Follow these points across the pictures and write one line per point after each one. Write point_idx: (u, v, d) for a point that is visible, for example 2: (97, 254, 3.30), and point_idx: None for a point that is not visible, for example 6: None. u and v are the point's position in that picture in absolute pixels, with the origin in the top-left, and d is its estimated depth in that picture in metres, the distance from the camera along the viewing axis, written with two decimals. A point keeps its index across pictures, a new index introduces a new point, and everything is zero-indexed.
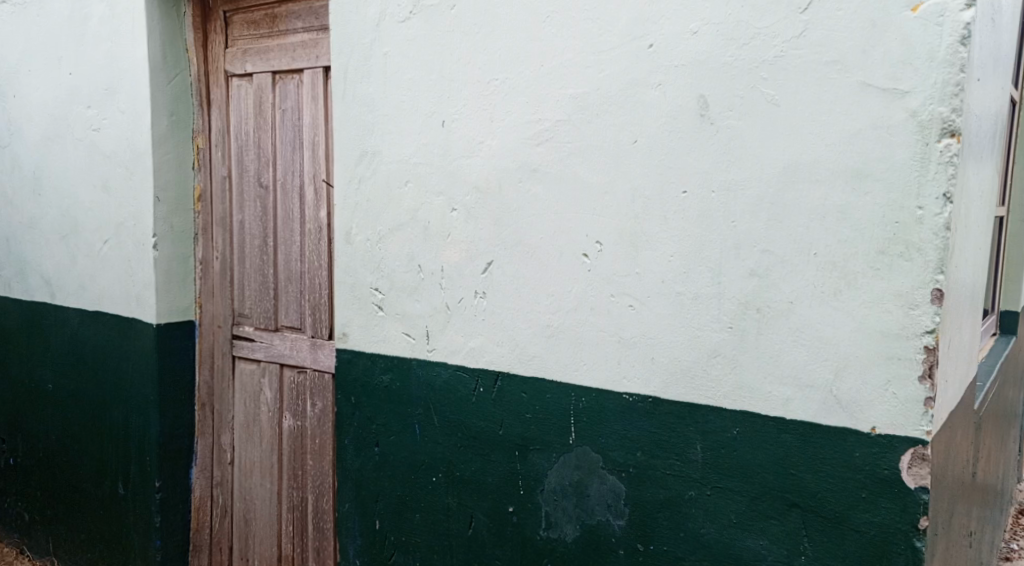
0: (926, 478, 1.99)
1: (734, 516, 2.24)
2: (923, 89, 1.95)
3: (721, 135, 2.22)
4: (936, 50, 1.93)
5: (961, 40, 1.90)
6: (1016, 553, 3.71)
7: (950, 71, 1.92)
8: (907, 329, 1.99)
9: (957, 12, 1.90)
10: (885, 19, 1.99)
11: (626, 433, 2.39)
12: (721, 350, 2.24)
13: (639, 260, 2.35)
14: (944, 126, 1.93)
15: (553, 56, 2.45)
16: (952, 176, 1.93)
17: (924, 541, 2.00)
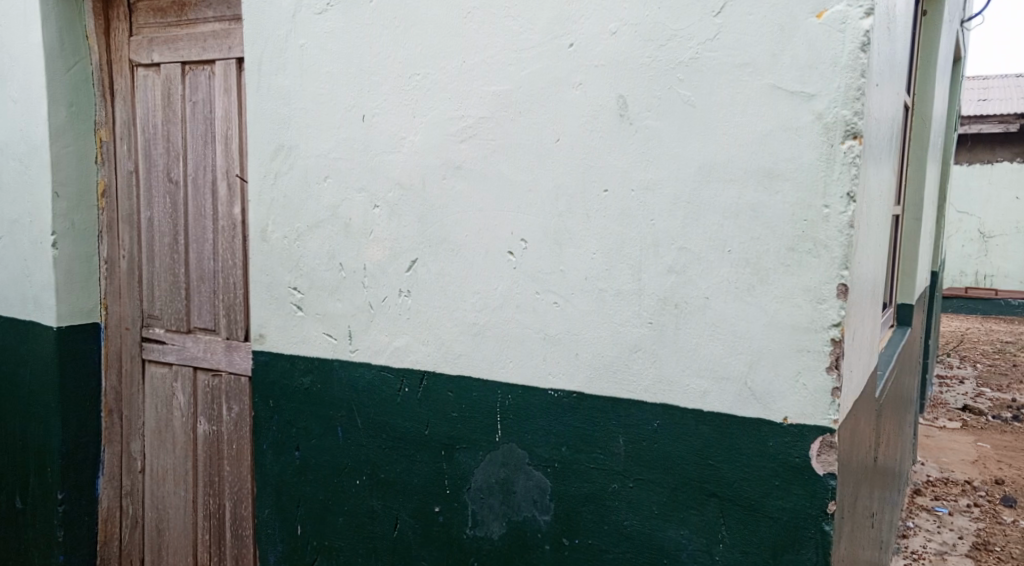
0: (834, 464, 2.10)
1: (656, 507, 2.30)
2: (828, 92, 2.05)
3: (640, 134, 2.27)
4: (839, 55, 2.04)
5: (861, 47, 2.01)
6: (912, 530, 3.94)
7: (852, 76, 2.03)
8: (815, 322, 2.09)
9: (858, 19, 2.00)
10: (793, 24, 2.08)
11: (552, 429, 2.42)
12: (641, 345, 2.30)
13: (563, 257, 2.38)
14: (847, 128, 2.03)
15: (474, 52, 2.45)
16: (855, 176, 2.04)
17: (832, 524, 2.10)
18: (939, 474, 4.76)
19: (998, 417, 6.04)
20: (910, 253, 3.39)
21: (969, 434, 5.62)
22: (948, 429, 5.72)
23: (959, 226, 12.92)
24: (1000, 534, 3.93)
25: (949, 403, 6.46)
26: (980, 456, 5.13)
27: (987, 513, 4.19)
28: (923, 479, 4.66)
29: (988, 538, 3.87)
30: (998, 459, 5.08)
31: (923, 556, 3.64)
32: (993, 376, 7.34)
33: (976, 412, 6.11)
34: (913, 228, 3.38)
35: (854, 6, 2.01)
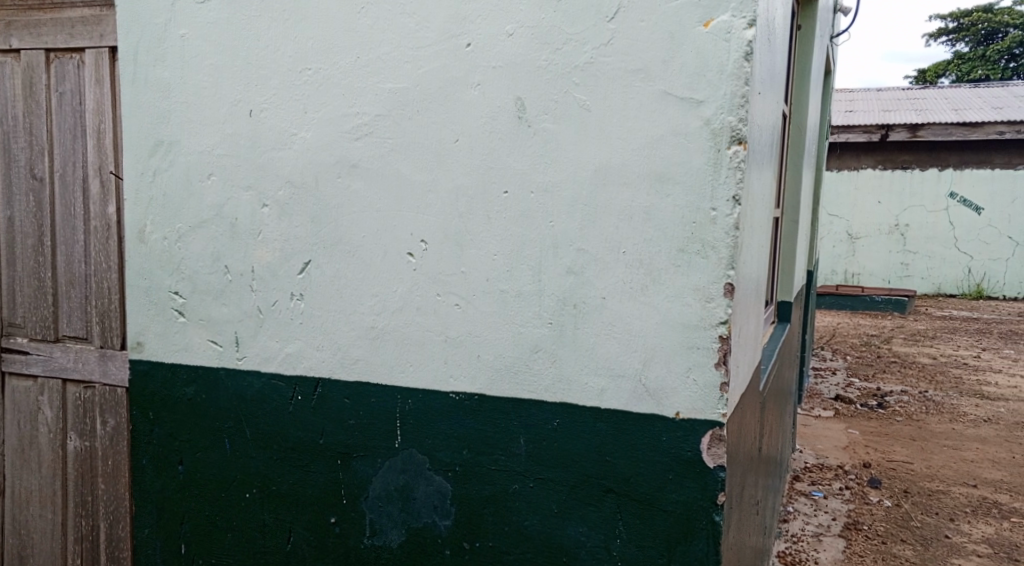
0: (723, 457, 2.17)
1: (555, 505, 2.33)
2: (715, 100, 2.12)
3: (538, 136, 2.28)
4: (724, 63, 2.10)
5: (745, 56, 2.09)
6: (791, 513, 4.21)
7: (736, 84, 2.10)
8: (704, 320, 2.16)
9: (741, 29, 2.08)
10: (681, 32, 2.14)
11: (452, 432, 2.43)
12: (541, 345, 2.32)
13: (463, 258, 2.38)
14: (733, 134, 2.10)
15: (369, 48, 2.42)
16: (740, 180, 2.11)
17: (722, 515, 2.18)
18: (815, 460, 5.09)
19: (866, 405, 6.49)
20: (788, 254, 3.57)
21: (841, 422, 6.01)
22: (823, 418, 6.12)
23: (830, 228, 13.92)
24: (868, 514, 4.24)
25: (823, 393, 6.89)
26: (850, 442, 5.50)
27: (856, 495, 4.51)
28: (801, 466, 4.97)
29: (858, 518, 4.17)
30: (866, 444, 5.46)
31: (802, 539, 3.90)
32: (861, 367, 7.89)
33: (847, 402, 6.57)
34: (791, 231, 3.56)
35: (738, 16, 2.08)
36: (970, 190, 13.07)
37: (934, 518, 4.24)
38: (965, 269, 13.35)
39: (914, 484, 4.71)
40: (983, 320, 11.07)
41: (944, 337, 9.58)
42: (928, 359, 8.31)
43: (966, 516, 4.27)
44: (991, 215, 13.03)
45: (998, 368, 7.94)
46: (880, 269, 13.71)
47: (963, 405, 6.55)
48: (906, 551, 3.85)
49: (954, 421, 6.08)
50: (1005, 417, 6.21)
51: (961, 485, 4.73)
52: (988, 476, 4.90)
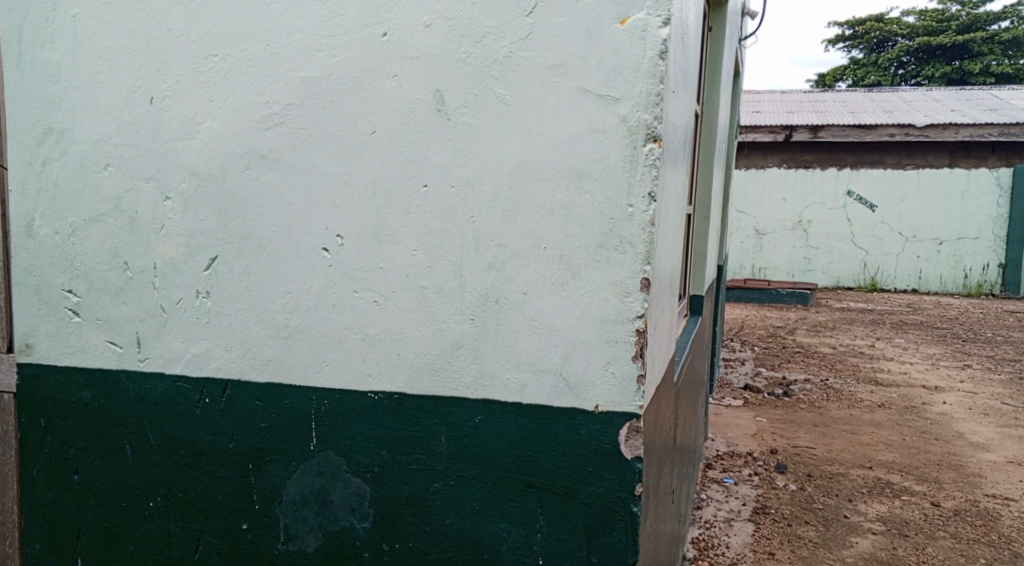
0: (640, 448, 2.17)
1: (476, 503, 2.31)
2: (630, 97, 2.09)
3: (457, 130, 2.24)
4: (640, 61, 2.09)
5: (659, 55, 2.08)
6: (705, 501, 4.37)
7: (652, 82, 2.09)
8: (621, 313, 2.15)
9: (657, 28, 2.06)
10: (599, 29, 2.11)
11: (371, 433, 2.39)
12: (463, 342, 2.29)
13: (382, 254, 2.33)
14: (648, 131, 2.09)
15: (279, 35, 2.35)
16: (655, 177, 2.10)
17: (640, 505, 2.19)
18: (726, 448, 5.27)
19: (772, 393, 6.77)
20: (700, 250, 3.66)
21: (749, 410, 6.25)
22: (733, 407, 6.34)
23: (739, 224, 14.42)
24: (776, 498, 4.46)
25: (733, 383, 7.14)
26: (758, 430, 5.72)
27: (765, 480, 4.72)
28: (713, 454, 5.15)
29: (766, 503, 4.37)
30: (774, 431, 5.69)
31: (715, 524, 4.08)
32: (767, 357, 8.21)
33: (755, 391, 6.83)
34: (702, 226, 3.65)
35: (654, 14, 2.06)
36: (866, 189, 13.82)
37: (835, 499, 4.48)
38: (861, 263, 14.07)
39: (816, 468, 4.96)
40: (872, 310, 11.69)
41: (844, 328, 10.13)
42: (829, 348, 8.73)
43: (863, 497, 4.52)
44: (884, 214, 13.80)
45: (890, 356, 8.42)
46: (785, 263, 14.34)
47: (860, 392, 6.92)
48: (809, 532, 4.07)
49: (851, 408, 6.40)
50: (896, 402, 6.61)
51: (858, 467, 5.00)
52: (881, 457, 5.20)
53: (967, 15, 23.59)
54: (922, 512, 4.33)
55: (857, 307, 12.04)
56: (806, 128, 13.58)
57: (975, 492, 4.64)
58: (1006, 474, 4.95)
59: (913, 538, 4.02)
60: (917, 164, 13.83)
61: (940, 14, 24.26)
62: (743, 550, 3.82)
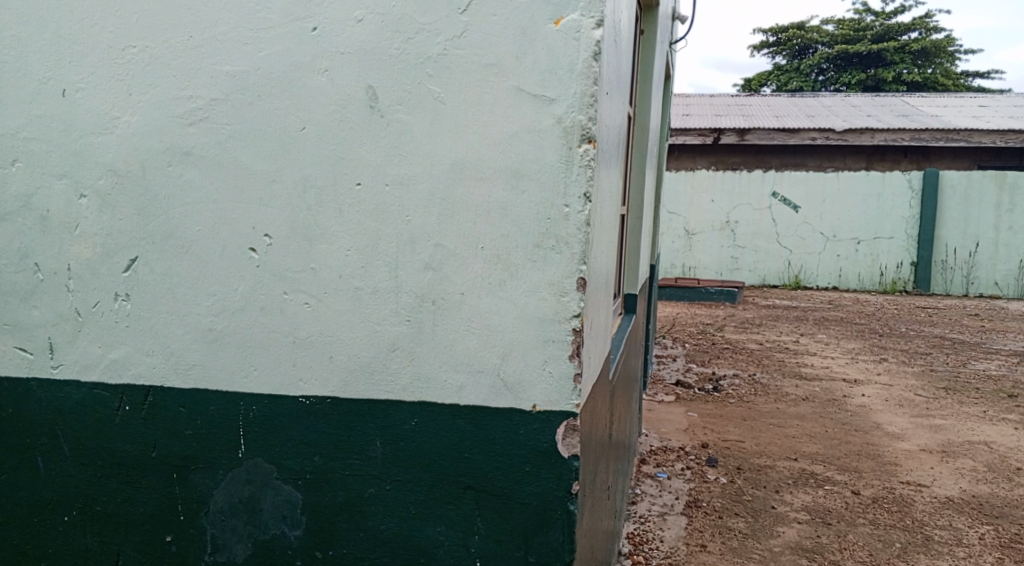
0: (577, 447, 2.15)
1: (413, 507, 2.28)
2: (565, 98, 2.06)
3: (391, 127, 2.20)
4: (574, 62, 2.06)
5: (594, 56, 2.05)
6: (639, 496, 4.46)
7: (586, 83, 2.06)
8: (558, 313, 2.12)
9: (591, 29, 2.04)
10: (533, 28, 2.08)
11: (303, 438, 2.35)
12: (399, 344, 2.24)
13: (314, 255, 2.28)
14: (583, 132, 2.06)
15: (202, 27, 2.29)
16: (591, 178, 2.07)
17: (576, 503, 2.17)
18: (660, 443, 5.39)
19: (703, 389, 6.93)
20: (634, 248, 3.71)
21: (682, 406, 6.38)
22: (665, 402, 6.48)
23: (670, 225, 14.77)
24: (707, 491, 4.58)
25: (665, 378, 7.30)
26: (690, 424, 5.86)
27: (696, 473, 4.84)
28: (647, 449, 5.26)
29: (698, 496, 4.49)
30: (705, 426, 5.83)
31: (649, 518, 4.17)
32: (698, 354, 8.40)
33: (686, 385, 6.99)
34: (636, 227, 3.71)
35: (587, 16, 2.04)
36: (789, 190, 14.28)
37: (763, 491, 4.63)
38: (785, 262, 14.56)
39: (745, 461, 5.11)
40: (797, 308, 12.10)
41: (771, 324, 10.44)
42: (756, 344, 8.99)
43: (789, 488, 4.67)
44: (806, 214, 14.30)
45: (813, 351, 8.72)
46: (714, 262, 14.74)
47: (785, 386, 7.15)
48: (739, 523, 4.19)
49: (777, 401, 6.60)
50: (819, 395, 6.84)
51: (784, 459, 5.17)
52: (806, 449, 5.38)
53: (880, 25, 24.67)
54: (843, 501, 4.50)
55: (781, 304, 12.42)
56: (733, 131, 14.51)
57: (891, 480, 4.85)
58: (919, 462, 5.19)
59: (835, 527, 4.17)
60: (836, 168, 15.12)
61: (856, 23, 25.28)
62: (676, 543, 3.91)
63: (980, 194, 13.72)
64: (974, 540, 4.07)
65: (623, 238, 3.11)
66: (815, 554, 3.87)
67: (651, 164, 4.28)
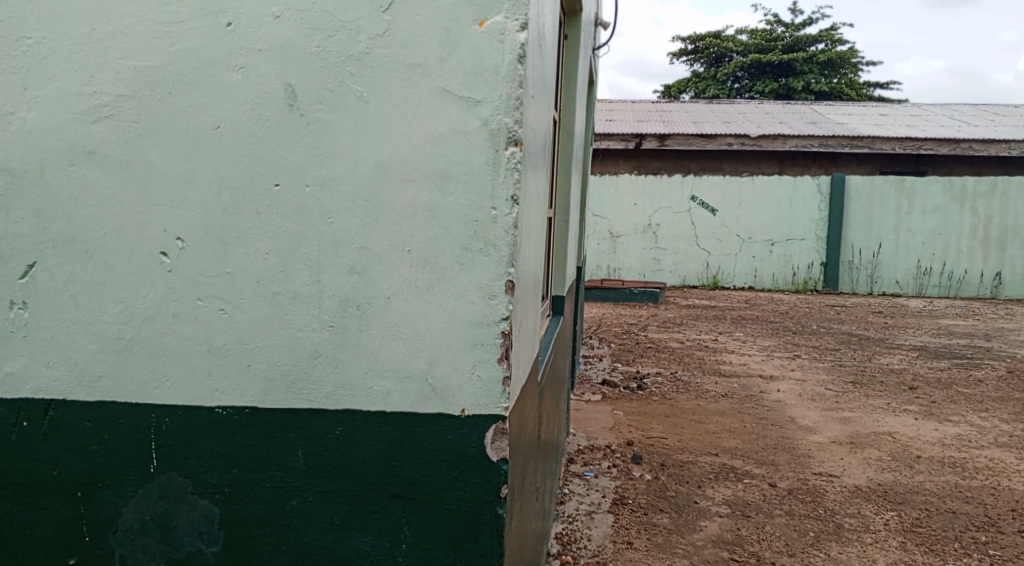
0: (506, 450, 2.14)
1: (337, 517, 2.22)
2: (491, 100, 2.05)
3: (311, 127, 2.14)
4: (499, 64, 2.04)
5: (519, 59, 2.04)
6: (568, 496, 4.48)
7: (512, 86, 2.05)
8: (487, 316, 2.09)
9: (515, 32, 2.03)
10: (457, 29, 2.06)
11: (220, 451, 2.27)
12: (321, 351, 2.19)
13: (229, 259, 2.21)
14: (509, 135, 2.04)
15: (107, 20, 2.20)
16: (518, 181, 2.06)
17: (505, 507, 2.15)
18: (587, 442, 5.43)
19: (628, 387, 7.02)
20: (560, 251, 3.73)
21: (608, 405, 6.45)
22: (593, 402, 6.55)
23: (595, 227, 14.92)
24: (633, 488, 4.64)
25: (592, 378, 7.37)
26: (616, 423, 5.92)
27: (622, 471, 4.90)
28: (574, 448, 5.29)
29: (624, 493, 4.54)
30: (630, 423, 5.92)
31: (576, 518, 4.20)
32: (623, 353, 8.51)
33: (612, 385, 7.07)
34: (561, 230, 3.72)
35: (511, 18, 2.03)
36: (707, 193, 14.64)
37: (686, 486, 4.71)
38: (703, 263, 14.89)
39: (668, 457, 5.20)
40: (715, 307, 12.37)
41: (692, 324, 10.66)
42: (678, 343, 9.17)
43: (711, 482, 4.77)
44: (723, 217, 14.67)
45: (732, 349, 8.94)
46: (637, 264, 14.96)
47: (705, 383, 7.30)
48: (663, 519, 4.25)
49: (698, 398, 6.75)
50: (738, 391, 7.01)
51: (705, 454, 5.28)
52: (726, 444, 5.51)
53: (789, 36, 25.57)
54: (761, 493, 4.63)
55: (700, 304, 12.70)
56: (653, 137, 14.81)
57: (805, 471, 5.01)
58: (830, 454, 5.38)
59: (754, 518, 4.28)
60: (750, 172, 15.59)
61: (767, 34, 26.15)
62: (603, 542, 3.95)
63: (882, 196, 14.34)
64: (880, 526, 4.23)
65: (549, 241, 3.11)
66: (735, 546, 3.95)
67: (577, 165, 4.30)
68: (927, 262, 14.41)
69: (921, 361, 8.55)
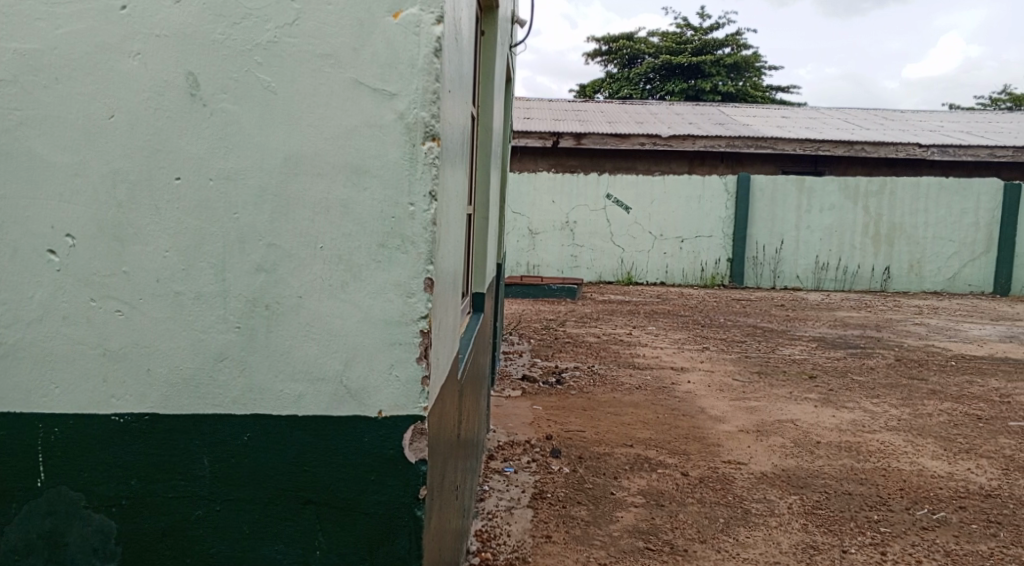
0: (425, 450, 2.10)
1: (246, 526, 2.14)
2: (407, 93, 2.00)
3: (214, 118, 2.05)
4: (415, 57, 2.00)
5: (435, 52, 2.00)
6: (487, 492, 4.46)
7: (428, 79, 2.01)
8: (405, 315, 2.05)
9: (430, 25, 1.99)
10: (370, 20, 2.00)
11: (118, 461, 2.16)
12: (227, 353, 2.10)
13: (126, 257, 2.10)
14: (426, 129, 2.00)
15: None
16: (436, 176, 2.02)
17: (424, 509, 2.11)
18: (507, 437, 5.43)
19: (546, 382, 7.05)
20: (480, 248, 3.71)
21: (527, 400, 6.46)
22: (512, 397, 6.55)
23: (513, 224, 14.95)
24: (551, 482, 4.66)
25: (511, 374, 7.37)
26: (535, 418, 5.95)
27: (541, 466, 4.91)
28: (494, 444, 5.28)
29: (543, 487, 4.56)
30: (548, 418, 5.94)
31: (496, 514, 4.18)
32: (542, 349, 8.55)
33: (531, 380, 7.10)
34: (482, 226, 3.70)
35: (426, 11, 1.99)
36: (621, 191, 14.86)
37: (604, 478, 4.76)
38: (618, 260, 15.11)
39: (586, 449, 5.24)
40: (630, 302, 12.57)
41: (607, 318, 10.81)
42: (594, 338, 9.27)
43: (627, 473, 4.84)
44: (637, 214, 14.92)
45: (645, 343, 9.10)
46: (555, 260, 15.07)
47: (620, 376, 7.40)
48: (581, 511, 4.28)
49: (614, 391, 6.84)
50: (652, 383, 7.14)
51: (621, 446, 5.34)
52: (640, 435, 5.59)
53: (698, 39, 26.22)
54: (674, 482, 4.71)
55: (615, 299, 12.88)
56: (569, 135, 14.94)
57: (715, 460, 5.13)
58: (738, 442, 5.52)
59: (667, 507, 4.35)
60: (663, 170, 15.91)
61: (677, 36, 26.73)
62: (523, 537, 3.94)
63: (787, 194, 14.84)
64: (783, 510, 4.36)
65: (469, 238, 3.08)
66: (650, 536, 4.01)
67: (496, 160, 4.28)
68: (825, 258, 15.02)
69: (820, 351, 8.88)
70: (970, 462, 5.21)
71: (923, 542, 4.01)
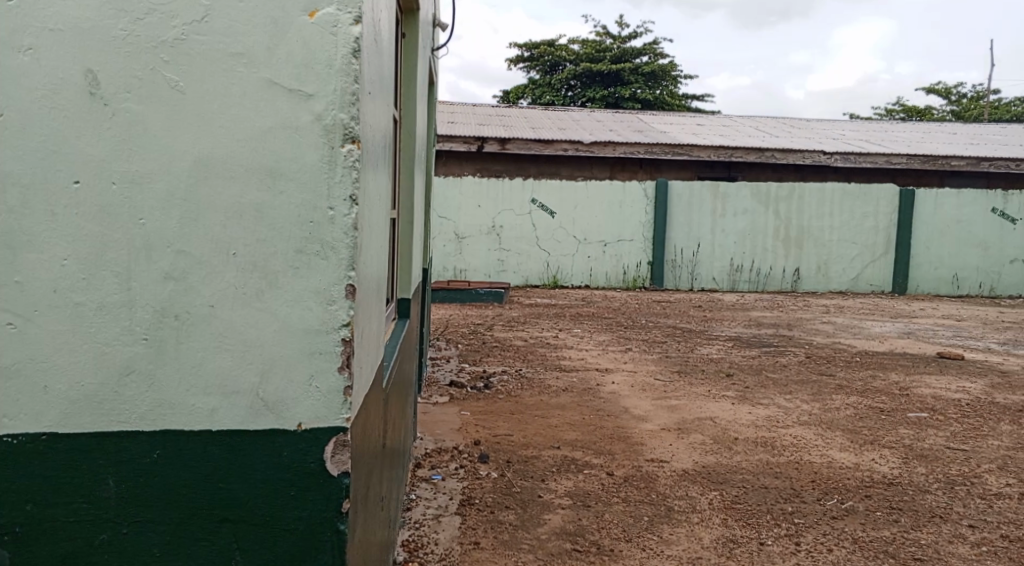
0: (347, 463, 2.05)
1: (157, 548, 2.05)
2: (325, 94, 1.95)
3: (117, 118, 1.96)
4: (333, 58, 1.95)
5: (353, 52, 1.96)
6: (415, 501, 4.39)
7: (346, 80, 1.96)
8: (326, 323, 2.00)
9: (348, 25, 1.94)
10: (285, 19, 1.95)
11: (13, 485, 2.04)
12: (133, 366, 2.01)
13: (19, 266, 1.98)
14: (345, 132, 1.96)
15: None
16: (356, 180, 1.98)
17: (346, 522, 2.06)
18: (435, 444, 5.37)
19: (474, 387, 7.01)
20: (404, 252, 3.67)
21: (455, 405, 6.42)
22: (440, 403, 6.48)
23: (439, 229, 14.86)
24: (480, 487, 4.63)
25: (439, 380, 7.31)
26: (462, 423, 5.91)
27: (469, 472, 4.87)
28: (422, 452, 5.21)
29: (471, 494, 4.52)
30: (476, 423, 5.91)
31: (423, 523, 4.12)
32: (469, 353, 8.51)
33: (458, 385, 7.05)
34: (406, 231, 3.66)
35: (344, 10, 1.94)
36: (545, 196, 14.95)
37: (531, 481, 4.76)
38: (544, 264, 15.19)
39: (513, 453, 5.23)
40: (555, 305, 12.64)
41: (533, 322, 10.84)
42: (521, 341, 9.28)
43: (553, 475, 4.84)
44: (562, 218, 15.03)
45: (572, 345, 9.16)
46: (482, 265, 15.05)
47: (548, 379, 7.42)
48: (510, 516, 4.26)
49: (541, 394, 6.85)
50: (577, 385, 7.18)
51: (549, 448, 5.35)
52: (566, 437, 5.61)
53: (618, 46, 26.63)
54: (600, 482, 4.74)
55: (542, 302, 12.94)
56: (494, 140, 14.96)
57: (639, 459, 5.19)
58: (661, 440, 5.60)
59: (594, 508, 4.37)
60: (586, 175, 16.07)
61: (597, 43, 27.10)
62: (450, 545, 3.90)
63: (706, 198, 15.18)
64: (704, 506, 4.43)
65: (393, 243, 3.04)
66: (578, 537, 4.02)
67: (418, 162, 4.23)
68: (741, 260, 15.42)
69: (737, 350, 9.10)
70: (874, 452, 5.41)
71: (833, 530, 4.13)
